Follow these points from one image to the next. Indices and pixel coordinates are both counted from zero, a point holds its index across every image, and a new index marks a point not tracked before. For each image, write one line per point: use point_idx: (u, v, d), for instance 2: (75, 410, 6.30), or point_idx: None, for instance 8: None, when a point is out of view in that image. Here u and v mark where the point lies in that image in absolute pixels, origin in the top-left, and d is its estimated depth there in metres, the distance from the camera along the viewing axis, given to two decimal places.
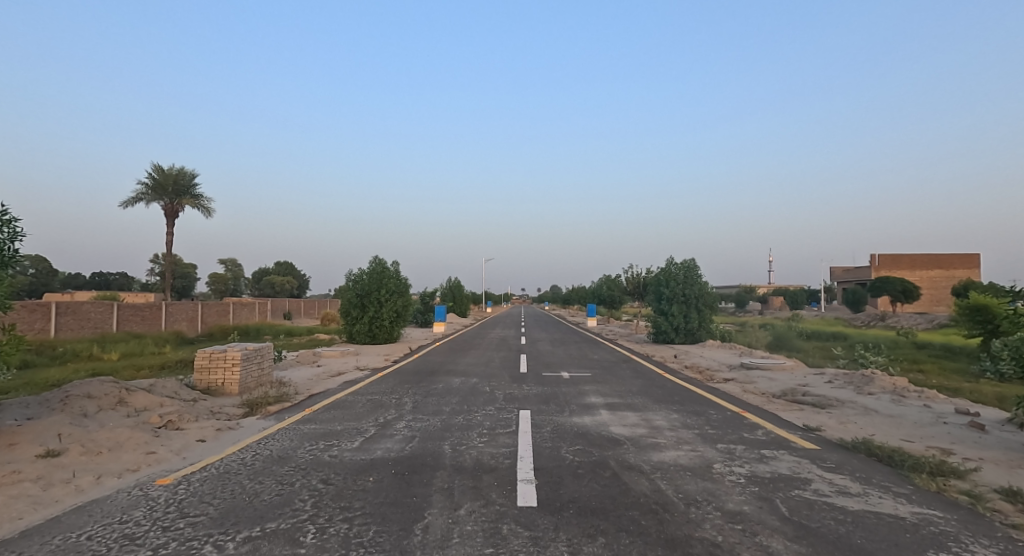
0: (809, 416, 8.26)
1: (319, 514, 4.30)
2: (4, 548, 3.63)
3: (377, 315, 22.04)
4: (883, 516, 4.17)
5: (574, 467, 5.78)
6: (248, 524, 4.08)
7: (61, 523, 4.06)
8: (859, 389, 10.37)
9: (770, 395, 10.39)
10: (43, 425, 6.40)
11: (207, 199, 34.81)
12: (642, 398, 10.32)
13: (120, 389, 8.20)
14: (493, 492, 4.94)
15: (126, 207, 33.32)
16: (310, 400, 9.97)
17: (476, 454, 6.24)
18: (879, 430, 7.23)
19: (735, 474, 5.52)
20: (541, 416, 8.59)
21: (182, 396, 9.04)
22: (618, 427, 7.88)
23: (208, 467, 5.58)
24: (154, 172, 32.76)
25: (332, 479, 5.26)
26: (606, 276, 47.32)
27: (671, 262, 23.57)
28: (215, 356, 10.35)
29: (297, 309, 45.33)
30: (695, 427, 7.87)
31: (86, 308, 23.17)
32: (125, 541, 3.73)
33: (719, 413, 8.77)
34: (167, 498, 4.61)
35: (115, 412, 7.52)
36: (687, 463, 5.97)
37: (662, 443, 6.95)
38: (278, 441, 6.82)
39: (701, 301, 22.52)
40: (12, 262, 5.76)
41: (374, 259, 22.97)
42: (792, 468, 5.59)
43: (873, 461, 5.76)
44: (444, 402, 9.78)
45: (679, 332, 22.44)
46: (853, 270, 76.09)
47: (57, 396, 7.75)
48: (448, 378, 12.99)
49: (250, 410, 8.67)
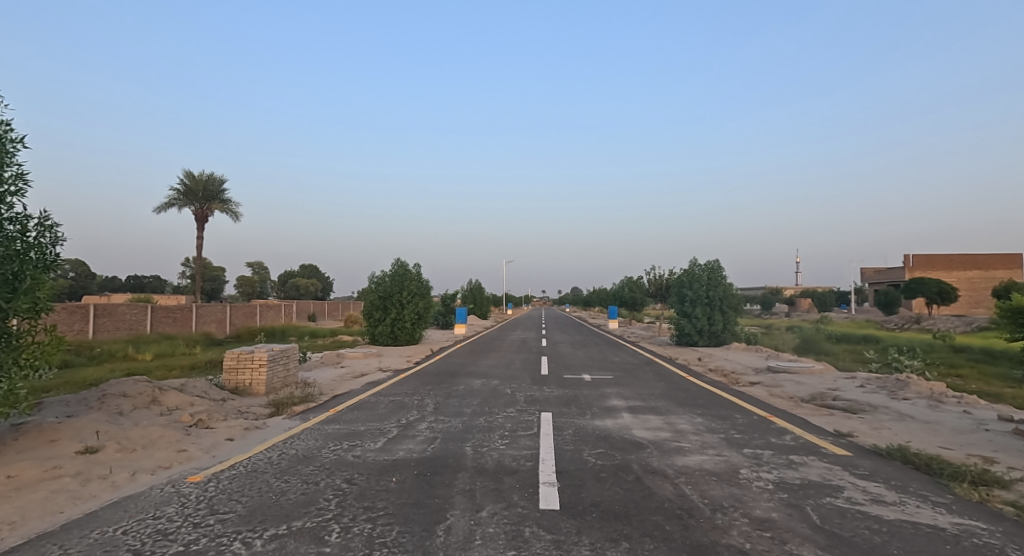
0: (840, 421, 8.06)
1: (344, 514, 4.33)
2: (44, 541, 3.73)
3: (400, 316, 22.22)
4: (920, 526, 4.03)
5: (596, 470, 5.73)
6: (274, 522, 4.13)
7: (97, 517, 4.17)
8: (893, 395, 10.03)
9: (798, 399, 10.16)
10: (81, 422, 6.58)
11: (235, 203, 35.50)
12: (665, 401, 10.19)
13: (153, 388, 8.40)
14: (515, 494, 4.92)
15: (158, 212, 34.19)
16: (334, 400, 10.10)
17: (498, 456, 6.24)
18: (915, 437, 7.00)
19: (763, 480, 5.39)
20: (562, 418, 8.57)
21: (212, 396, 9.22)
22: (641, 431, 7.79)
23: (237, 466, 5.65)
24: (185, 178, 33.57)
25: (355, 478, 5.31)
26: (630, 276, 47.01)
27: (695, 263, 23.22)
28: (242, 356, 10.55)
29: (322, 310, 46.20)
30: (720, 431, 7.71)
31: (121, 310, 23.83)
32: (158, 536, 3.81)
33: (745, 417, 8.64)
34: (198, 495, 4.70)
35: (149, 411, 7.72)
36: (713, 468, 5.86)
37: (687, 446, 6.85)
38: (303, 440, 6.92)
39: (725, 302, 22.12)
40: (54, 265, 5.90)
41: (396, 260, 23.11)
42: (823, 474, 5.46)
43: (910, 468, 5.59)
44: (465, 403, 9.85)
45: (703, 334, 22.14)
46: (886, 271, 73.96)
47: (94, 394, 8.00)
48: (469, 379, 13.08)
49: (276, 411, 8.77)
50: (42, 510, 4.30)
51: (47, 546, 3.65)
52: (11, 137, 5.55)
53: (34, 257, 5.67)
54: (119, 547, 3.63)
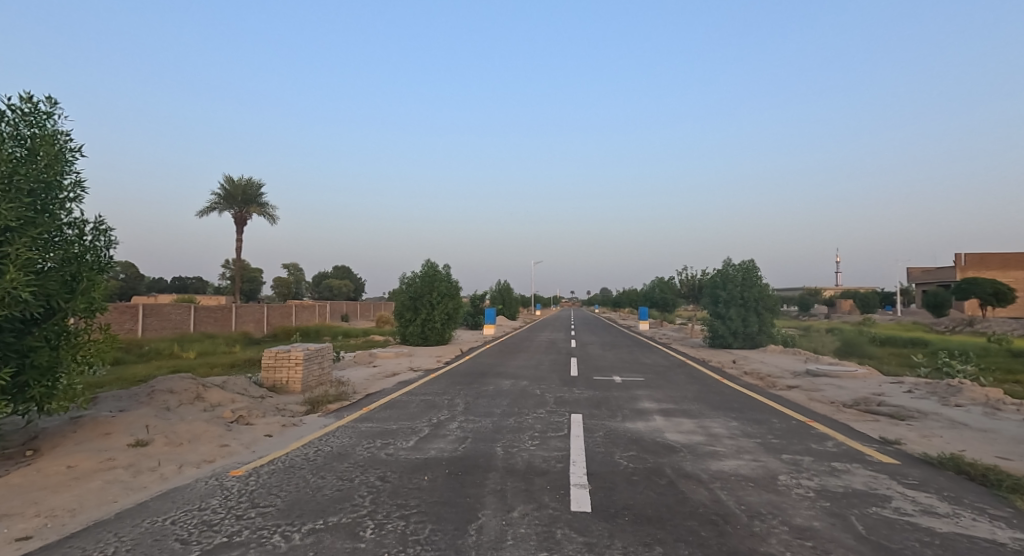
0: (886, 428, 7.75)
1: (378, 511, 4.36)
2: (98, 528, 3.87)
3: (430, 317, 22.40)
4: (976, 540, 3.82)
5: (628, 473, 5.63)
6: (311, 516, 4.19)
7: (147, 507, 4.31)
8: (944, 401, 9.58)
9: (840, 404, 9.81)
10: (132, 417, 6.83)
11: (272, 206, 36.43)
12: (699, 404, 9.98)
13: (197, 385, 8.67)
14: (546, 495, 4.87)
15: (201, 215, 35.38)
16: (367, 398, 10.24)
17: (528, 457, 6.20)
18: (969, 446, 6.66)
19: (803, 487, 5.21)
20: (593, 420, 8.48)
21: (251, 393, 9.47)
22: (674, 434, 7.64)
23: (275, 461, 5.77)
24: (225, 183, 34.62)
25: (388, 476, 5.35)
26: (662, 277, 46.34)
27: (729, 263, 22.73)
28: (280, 355, 10.79)
29: (355, 310, 47.04)
30: (757, 436, 7.50)
31: (167, 310, 24.74)
32: (203, 527, 3.91)
33: (784, 422, 8.38)
34: (239, 489, 4.81)
35: (193, 407, 7.96)
36: (749, 473, 5.69)
37: (722, 451, 6.68)
38: (338, 437, 7.03)
39: (760, 303, 21.60)
40: (107, 267, 6.14)
41: (426, 262, 23.32)
42: (868, 483, 5.24)
43: (963, 479, 5.31)
44: (495, 403, 9.84)
45: (737, 336, 21.64)
46: (935, 272, 70.89)
47: (143, 389, 8.30)
48: (498, 380, 13.06)
49: (311, 408, 8.94)
50: (97, 499, 4.47)
51: (101, 533, 3.79)
52: (71, 147, 5.84)
53: (89, 259, 5.92)
54: (168, 536, 3.73)
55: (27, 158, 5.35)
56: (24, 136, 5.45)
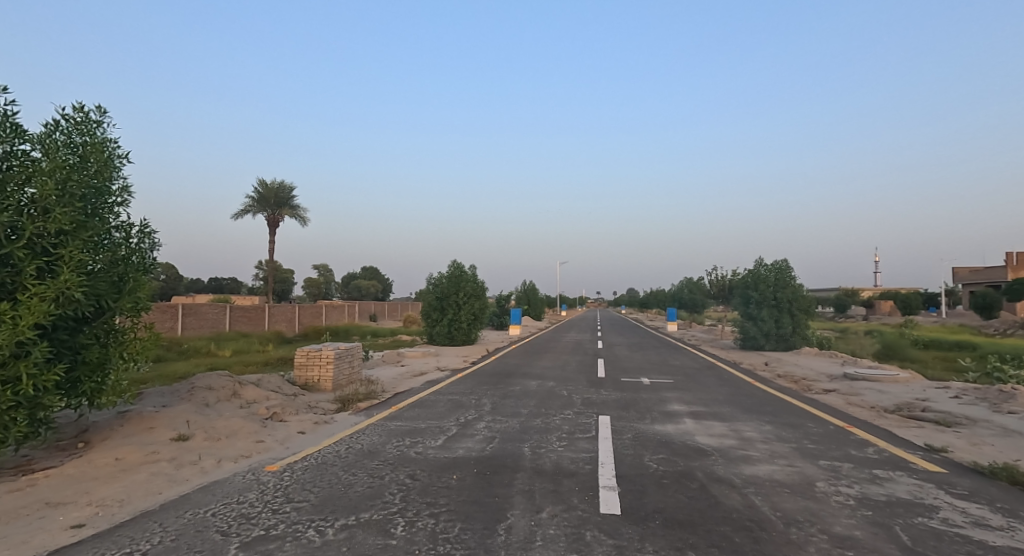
0: (931, 435, 7.45)
1: (408, 508, 4.39)
2: (144, 518, 3.99)
3: (456, 317, 22.51)
4: None
5: (658, 476, 5.54)
6: (344, 512, 4.24)
7: (188, 500, 4.42)
8: (994, 408, 9.16)
9: (880, 409, 9.47)
10: (174, 412, 7.04)
11: (303, 209, 37.15)
12: (730, 407, 9.78)
13: (234, 382, 8.88)
14: (574, 497, 4.83)
15: (236, 218, 36.32)
16: (396, 397, 10.34)
17: (556, 458, 6.16)
18: (1022, 455, 6.35)
19: (842, 494, 5.04)
20: (621, 422, 8.38)
21: (285, 391, 9.66)
22: (704, 437, 7.49)
23: (309, 458, 5.87)
24: (258, 186, 35.45)
25: (418, 474, 5.39)
26: (690, 277, 45.65)
27: (760, 263, 22.23)
28: (311, 354, 10.98)
29: (383, 310, 47.67)
30: (792, 440, 7.30)
31: (204, 310, 25.46)
32: (242, 520, 3.99)
33: (821, 426, 8.14)
34: (275, 484, 4.90)
35: (230, 403, 8.16)
36: (785, 479, 5.54)
37: (755, 455, 6.52)
38: (368, 435, 7.11)
39: (794, 304, 21.06)
40: (151, 268, 6.35)
41: (452, 262, 23.45)
42: (913, 492, 5.04)
43: (1016, 490, 5.06)
44: (522, 404, 9.83)
45: (770, 338, 21.13)
46: (981, 273, 68.00)
47: (184, 385, 8.56)
48: (525, 380, 13.04)
49: (342, 406, 9.07)
50: (143, 490, 4.61)
51: (145, 523, 3.90)
52: (119, 153, 6.05)
53: (135, 260, 6.13)
54: (209, 528, 3.83)
55: (79, 165, 5.56)
56: (77, 144, 5.67)
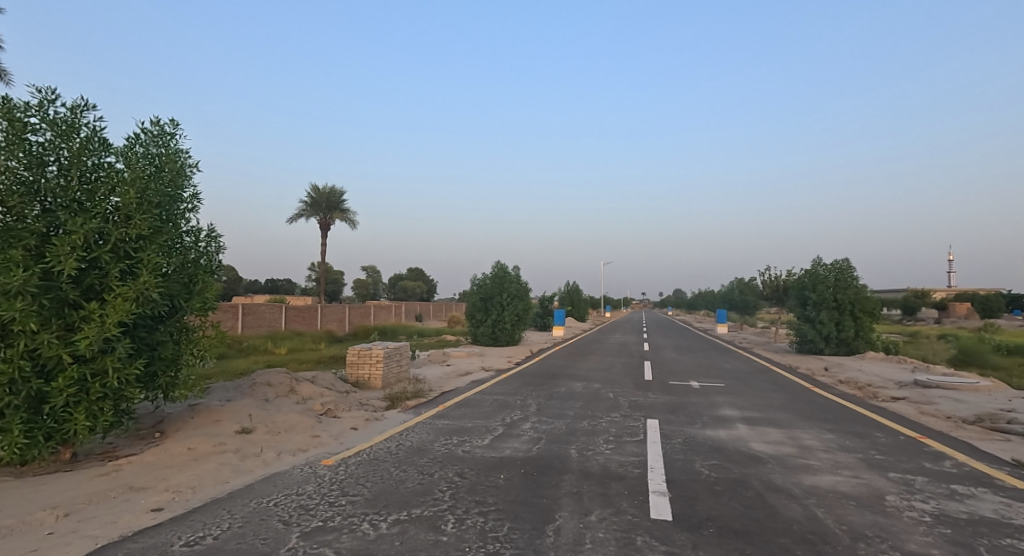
0: (1017, 449, 6.85)
1: (457, 506, 4.37)
2: (211, 505, 4.14)
3: (501, 318, 22.57)
4: None
5: (710, 482, 5.32)
6: (396, 507, 4.27)
7: (252, 489, 4.56)
8: None
9: (957, 419, 8.80)
10: (237, 406, 7.31)
11: (353, 212, 38.19)
12: (787, 413, 9.34)
13: (291, 379, 9.16)
14: (624, 501, 4.69)
15: (290, 222, 37.72)
16: (443, 396, 10.42)
17: (604, 461, 6.02)
18: None
19: (916, 510, 4.69)
20: (670, 426, 8.14)
21: (338, 388, 9.89)
22: (760, 444, 7.17)
23: (362, 453, 5.96)
24: (311, 191, 36.70)
25: (467, 473, 5.37)
26: (741, 278, 44.20)
27: (818, 262, 21.23)
28: (362, 352, 11.21)
29: (428, 310, 48.45)
30: (857, 450, 6.88)
31: (262, 309, 26.55)
32: (301, 510, 4.08)
33: (889, 436, 7.64)
34: (331, 477, 5.00)
35: (288, 399, 8.41)
36: (850, 491, 5.21)
37: (816, 465, 6.18)
38: (417, 433, 7.17)
39: (856, 306, 19.99)
40: (218, 270, 6.63)
41: (496, 264, 23.58)
42: (999, 510, 4.63)
43: None
44: (568, 405, 9.71)
45: (830, 341, 20.08)
46: None
47: (246, 381, 8.89)
48: (570, 382, 12.91)
49: (391, 404, 9.20)
50: (210, 478, 4.79)
51: (213, 509, 4.05)
52: (191, 162, 6.37)
53: (203, 263, 6.41)
54: (271, 516, 3.93)
55: (156, 174, 5.87)
56: (153, 155, 6.00)
